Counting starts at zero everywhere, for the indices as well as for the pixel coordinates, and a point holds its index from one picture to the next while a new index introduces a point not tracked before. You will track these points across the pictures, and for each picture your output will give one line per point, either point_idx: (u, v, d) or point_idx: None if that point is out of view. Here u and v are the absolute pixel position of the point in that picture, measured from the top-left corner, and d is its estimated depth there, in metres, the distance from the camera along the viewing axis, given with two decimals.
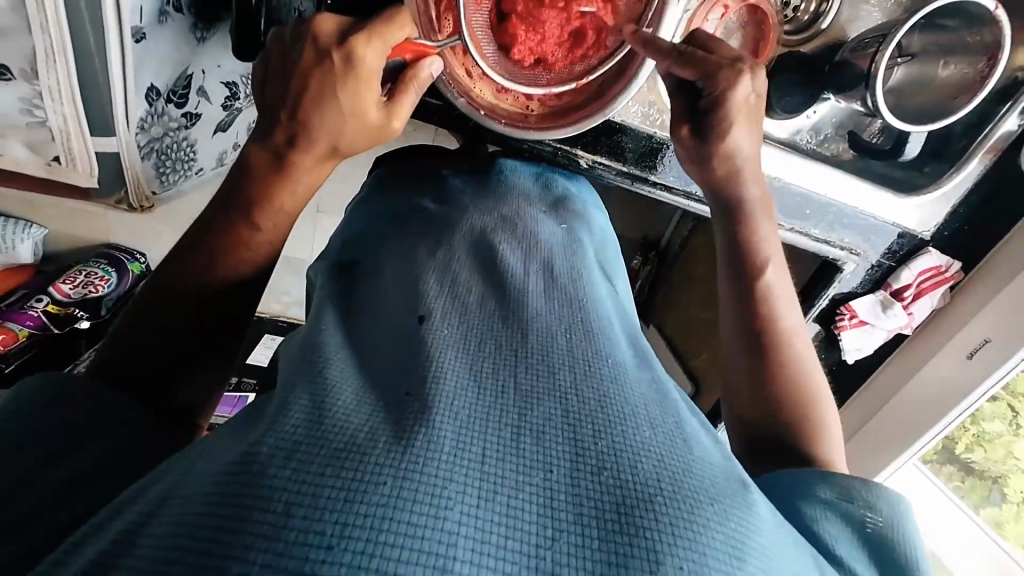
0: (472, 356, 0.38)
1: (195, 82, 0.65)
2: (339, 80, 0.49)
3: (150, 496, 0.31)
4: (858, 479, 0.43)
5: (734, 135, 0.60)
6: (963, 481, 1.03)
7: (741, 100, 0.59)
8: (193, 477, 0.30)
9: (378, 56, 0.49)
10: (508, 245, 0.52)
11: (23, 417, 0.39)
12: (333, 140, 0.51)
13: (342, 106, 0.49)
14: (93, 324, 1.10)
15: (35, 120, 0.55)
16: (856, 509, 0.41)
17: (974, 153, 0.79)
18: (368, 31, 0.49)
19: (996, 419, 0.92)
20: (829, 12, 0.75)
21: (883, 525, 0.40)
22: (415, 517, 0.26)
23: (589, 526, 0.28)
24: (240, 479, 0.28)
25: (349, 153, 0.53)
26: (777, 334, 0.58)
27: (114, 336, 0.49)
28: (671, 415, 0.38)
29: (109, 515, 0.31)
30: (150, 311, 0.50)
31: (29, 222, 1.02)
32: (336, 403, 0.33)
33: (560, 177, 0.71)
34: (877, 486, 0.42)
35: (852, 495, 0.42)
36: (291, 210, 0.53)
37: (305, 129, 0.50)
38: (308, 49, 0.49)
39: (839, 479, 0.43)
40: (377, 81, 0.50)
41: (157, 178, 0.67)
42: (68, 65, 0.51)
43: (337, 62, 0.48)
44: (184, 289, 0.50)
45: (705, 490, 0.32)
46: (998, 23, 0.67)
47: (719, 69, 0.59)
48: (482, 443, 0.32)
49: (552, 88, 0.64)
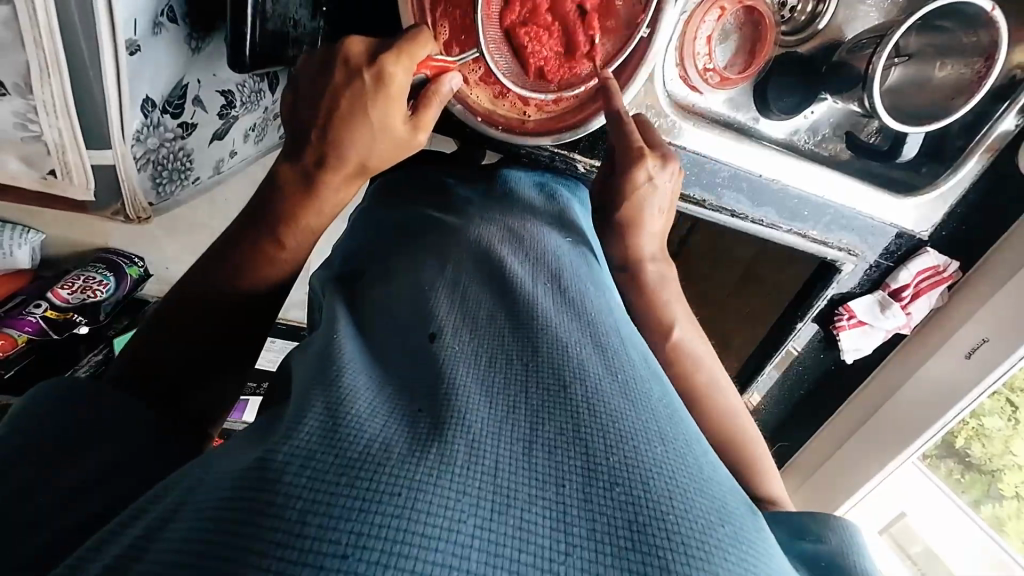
0: (484, 370, 0.38)
1: (191, 92, 0.65)
2: (369, 98, 0.48)
3: (157, 508, 0.30)
4: (808, 516, 0.43)
5: (632, 209, 0.63)
6: (964, 477, 1.03)
7: (640, 187, 0.62)
8: (209, 482, 0.30)
9: (407, 74, 0.49)
10: (514, 256, 0.52)
11: (36, 424, 0.39)
12: (361, 156, 0.50)
13: (372, 124, 0.49)
14: (92, 329, 1.09)
15: (30, 134, 0.53)
16: (810, 545, 0.40)
17: (970, 154, 0.79)
18: (396, 49, 0.49)
19: (995, 415, 0.92)
20: (825, 12, 0.75)
21: (839, 555, 0.39)
22: (430, 530, 0.26)
23: (602, 542, 0.29)
24: (255, 485, 0.28)
25: (379, 170, 0.53)
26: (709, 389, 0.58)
27: (132, 343, 0.50)
28: (683, 429, 0.38)
29: (117, 526, 0.30)
30: (169, 318, 0.50)
31: (27, 228, 1.02)
32: (350, 412, 0.33)
33: (561, 187, 0.71)
34: (830, 519, 0.42)
35: (804, 531, 0.41)
36: (314, 228, 0.53)
37: (335, 153, 0.50)
38: (339, 71, 0.48)
39: (789, 518, 0.43)
40: (405, 99, 0.50)
41: (154, 189, 0.66)
42: (62, 77, 0.50)
43: (368, 80, 0.48)
44: (198, 299, 0.51)
45: (716, 510, 0.32)
46: (996, 25, 0.67)
47: (632, 151, 0.61)
48: (496, 456, 0.32)
49: (563, 92, 0.63)
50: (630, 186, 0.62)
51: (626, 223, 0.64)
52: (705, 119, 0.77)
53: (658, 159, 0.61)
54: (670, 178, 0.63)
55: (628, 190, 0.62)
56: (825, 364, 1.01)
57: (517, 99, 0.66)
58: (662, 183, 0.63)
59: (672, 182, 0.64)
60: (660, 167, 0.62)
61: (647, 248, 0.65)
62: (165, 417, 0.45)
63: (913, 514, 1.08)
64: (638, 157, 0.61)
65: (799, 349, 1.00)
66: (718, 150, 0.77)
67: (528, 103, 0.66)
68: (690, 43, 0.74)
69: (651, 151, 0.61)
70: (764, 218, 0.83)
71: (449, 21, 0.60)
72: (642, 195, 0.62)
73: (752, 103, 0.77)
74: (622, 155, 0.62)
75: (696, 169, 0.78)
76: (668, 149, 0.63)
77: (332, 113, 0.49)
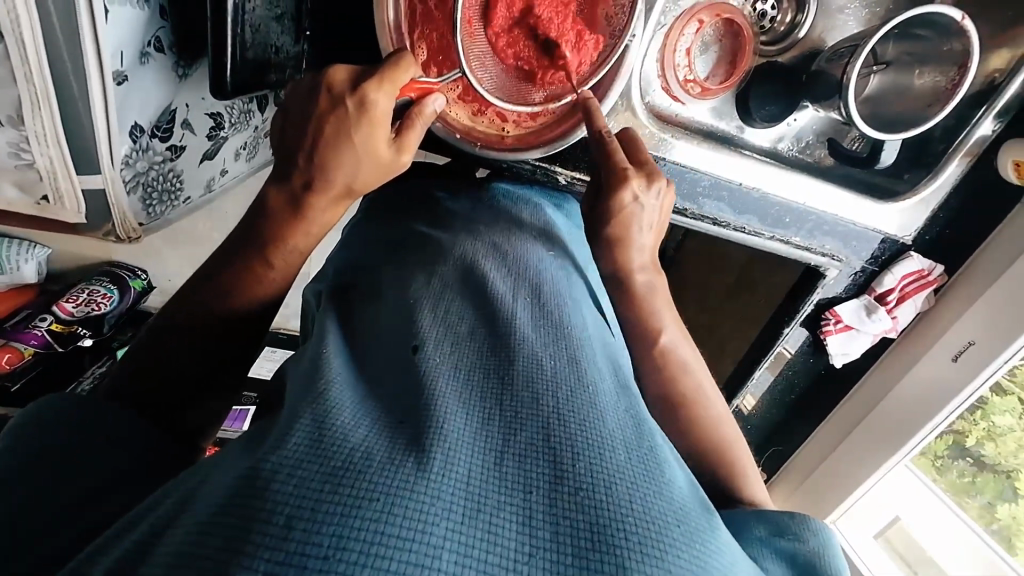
0: (462, 383, 0.40)
1: (179, 116, 0.67)
2: (352, 123, 0.50)
3: (152, 518, 0.31)
4: (787, 514, 0.44)
5: (623, 228, 0.62)
6: (974, 478, 1.01)
7: (627, 207, 0.61)
8: (205, 491, 0.31)
9: (390, 99, 0.50)
10: (495, 270, 0.53)
11: (36, 440, 0.41)
12: (346, 181, 0.52)
13: (356, 147, 0.50)
14: (95, 341, 1.11)
15: (23, 162, 0.55)
16: (788, 543, 0.42)
17: (950, 158, 0.80)
18: (378, 77, 0.50)
19: (1006, 413, 0.92)
20: (804, 23, 0.77)
21: (814, 555, 0.41)
22: (404, 532, 0.28)
23: (564, 543, 0.30)
24: (246, 492, 0.29)
25: (364, 191, 0.55)
26: (693, 401, 0.59)
27: (129, 356, 0.51)
28: (648, 438, 0.39)
29: (117, 532, 0.32)
30: (168, 336, 0.52)
31: (33, 243, 1.04)
32: (335, 423, 0.35)
33: (548, 205, 0.73)
34: (807, 519, 0.44)
35: (783, 530, 0.42)
36: (304, 248, 0.55)
37: (323, 176, 0.51)
38: (323, 98, 0.50)
39: (771, 515, 0.44)
40: (388, 122, 0.51)
41: (144, 211, 0.68)
42: (52, 109, 0.52)
43: (351, 108, 0.49)
44: (201, 317, 0.52)
45: (673, 511, 0.33)
46: (966, 33, 0.67)
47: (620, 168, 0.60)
48: (469, 464, 0.33)
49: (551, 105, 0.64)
50: (617, 207, 0.61)
51: (614, 242, 0.63)
52: (688, 130, 0.78)
53: (644, 180, 0.61)
54: (657, 199, 0.62)
55: (615, 211, 0.61)
56: (817, 367, 1.02)
57: (495, 115, 0.67)
58: (650, 202, 0.62)
59: (658, 202, 0.63)
60: (646, 186, 0.61)
61: (636, 261, 0.64)
62: (165, 433, 0.47)
63: (914, 517, 1.08)
64: (623, 178, 0.60)
65: (790, 353, 1.00)
66: (701, 162, 0.78)
67: (506, 120, 0.68)
68: (670, 55, 0.75)
69: (635, 171, 0.61)
70: (747, 226, 0.84)
71: (426, 43, 0.63)
72: (629, 215, 0.61)
73: (736, 112, 0.78)
74: (608, 174, 0.61)
75: (678, 178, 0.79)
76: (655, 168, 0.62)
77: (318, 138, 0.50)
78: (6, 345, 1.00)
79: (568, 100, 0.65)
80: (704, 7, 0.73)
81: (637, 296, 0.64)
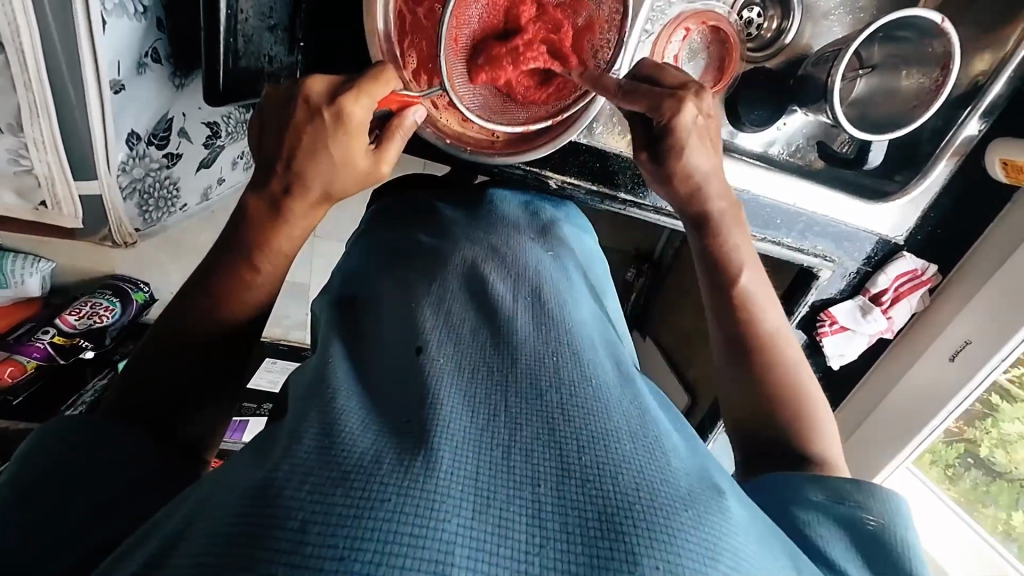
0: (466, 382, 0.40)
1: (175, 124, 0.68)
2: (330, 135, 0.51)
3: (165, 531, 0.32)
4: (850, 481, 0.46)
5: (688, 156, 0.60)
6: (989, 487, 1.00)
7: (691, 126, 0.58)
8: (218, 500, 0.31)
9: (366, 111, 0.51)
10: (498, 275, 0.54)
11: (39, 453, 0.41)
12: (324, 186, 0.53)
13: (335, 159, 0.52)
14: (98, 353, 1.12)
15: (21, 168, 0.57)
16: (852, 509, 0.44)
17: (938, 158, 0.81)
18: (355, 90, 0.50)
19: (1016, 420, 0.90)
20: (790, 29, 0.79)
21: (878, 522, 0.43)
22: (417, 529, 0.28)
23: (575, 533, 0.30)
24: (259, 505, 0.29)
25: (341, 197, 0.56)
26: (748, 359, 0.60)
27: (129, 370, 0.51)
28: (651, 428, 0.39)
29: (133, 545, 0.32)
30: (165, 347, 0.52)
31: (38, 257, 1.06)
32: (343, 429, 0.35)
33: (548, 206, 0.74)
34: (871, 487, 0.45)
35: (843, 496, 0.45)
36: (289, 251, 0.56)
37: (300, 181, 0.52)
38: (300, 110, 0.51)
39: (831, 482, 0.46)
40: (366, 134, 0.52)
41: (140, 217, 0.70)
42: (50, 120, 0.55)
43: (328, 119, 0.50)
44: (195, 330, 0.53)
45: (680, 495, 0.33)
46: (947, 35, 0.68)
47: (663, 99, 0.58)
48: (477, 461, 0.33)
49: (530, 126, 0.66)
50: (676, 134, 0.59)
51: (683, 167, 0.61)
52: None
53: (693, 98, 0.59)
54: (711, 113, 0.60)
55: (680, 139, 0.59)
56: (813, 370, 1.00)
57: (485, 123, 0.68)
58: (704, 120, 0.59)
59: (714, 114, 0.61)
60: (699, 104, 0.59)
61: (710, 187, 0.62)
62: (161, 442, 0.46)
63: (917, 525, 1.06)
64: (677, 104, 0.58)
65: None
66: None
67: None
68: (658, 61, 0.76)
69: (679, 94, 0.58)
70: None
71: (416, 51, 0.64)
72: (693, 133, 0.59)
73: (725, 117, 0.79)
74: (653, 107, 0.58)
75: None
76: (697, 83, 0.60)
77: (295, 148, 0.51)
78: (10, 358, 1.01)
79: (548, 125, 0.67)
80: (690, 15, 0.75)
81: (713, 220, 0.63)
